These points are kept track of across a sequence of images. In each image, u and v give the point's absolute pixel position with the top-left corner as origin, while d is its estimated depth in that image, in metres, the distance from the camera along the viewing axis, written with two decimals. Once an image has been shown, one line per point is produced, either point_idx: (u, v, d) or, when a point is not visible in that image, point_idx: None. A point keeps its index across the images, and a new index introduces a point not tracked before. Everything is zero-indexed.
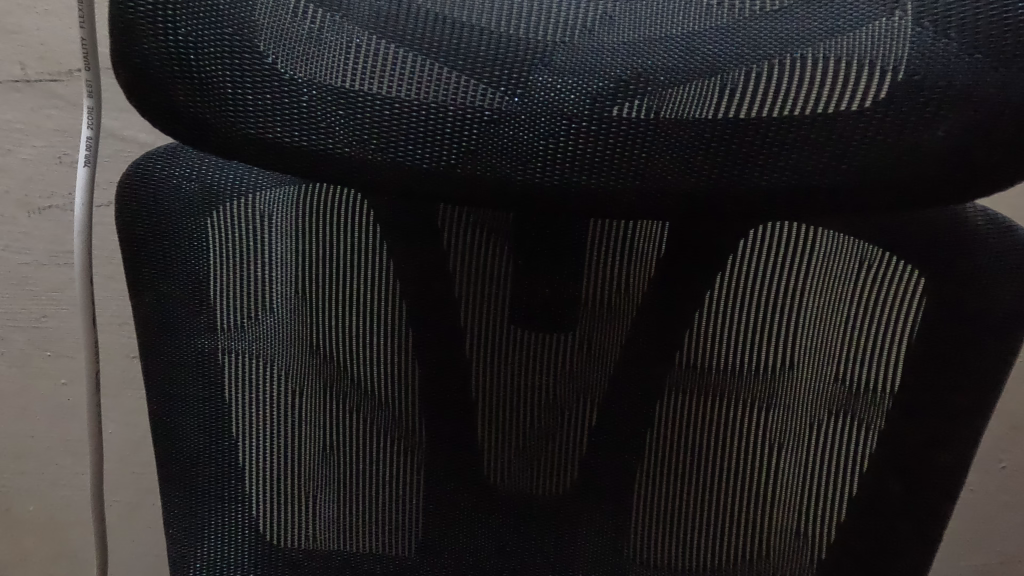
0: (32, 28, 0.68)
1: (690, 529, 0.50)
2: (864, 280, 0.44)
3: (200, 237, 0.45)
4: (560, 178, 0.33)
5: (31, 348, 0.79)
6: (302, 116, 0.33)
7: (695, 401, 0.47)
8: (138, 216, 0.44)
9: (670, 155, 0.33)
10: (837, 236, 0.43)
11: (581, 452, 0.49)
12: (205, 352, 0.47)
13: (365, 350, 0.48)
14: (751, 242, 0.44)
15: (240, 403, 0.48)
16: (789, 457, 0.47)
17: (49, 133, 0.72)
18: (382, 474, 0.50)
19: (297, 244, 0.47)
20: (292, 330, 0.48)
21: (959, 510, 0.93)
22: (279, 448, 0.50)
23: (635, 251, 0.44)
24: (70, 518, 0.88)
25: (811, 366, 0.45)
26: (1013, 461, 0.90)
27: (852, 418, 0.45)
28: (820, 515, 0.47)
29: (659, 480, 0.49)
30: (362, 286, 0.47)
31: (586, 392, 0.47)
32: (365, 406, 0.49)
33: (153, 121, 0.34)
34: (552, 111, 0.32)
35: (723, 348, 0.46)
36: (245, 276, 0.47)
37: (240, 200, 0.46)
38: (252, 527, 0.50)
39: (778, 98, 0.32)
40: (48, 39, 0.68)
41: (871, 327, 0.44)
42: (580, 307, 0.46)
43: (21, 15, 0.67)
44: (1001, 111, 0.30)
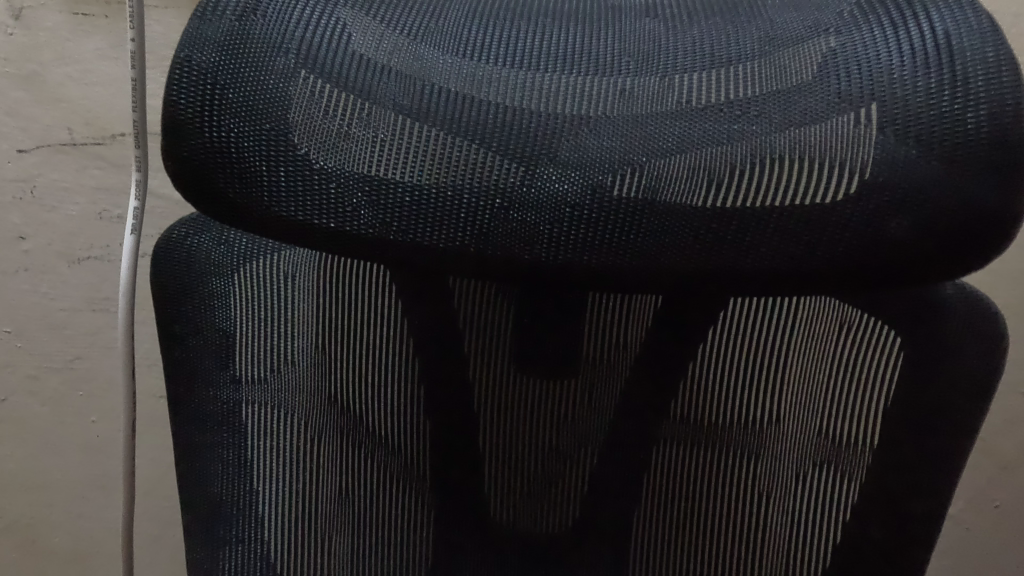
0: (79, 98, 0.70)
1: (684, 573, 0.52)
2: (843, 340, 0.46)
3: (227, 297, 0.49)
4: (564, 256, 0.37)
5: (66, 388, 0.81)
6: (332, 200, 0.37)
7: (689, 449, 0.50)
8: (173, 277, 0.48)
9: (662, 236, 0.36)
10: (818, 301, 0.46)
11: (582, 495, 0.52)
12: (228, 404, 0.50)
13: (379, 400, 0.51)
14: (741, 304, 0.47)
15: (259, 451, 0.51)
16: (782, 509, 0.49)
17: (91, 190, 0.74)
18: (393, 516, 0.53)
19: (316, 301, 0.50)
20: (311, 379, 0.52)
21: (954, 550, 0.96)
22: (294, 494, 0.52)
23: (632, 313, 0.48)
24: (95, 548, 0.90)
25: (799, 420, 0.48)
26: (1007, 501, 0.92)
27: (836, 470, 0.47)
28: (809, 561, 0.49)
29: (652, 524, 0.52)
30: (376, 341, 0.51)
31: (586, 440, 0.51)
32: (378, 452, 0.52)
33: (196, 205, 0.38)
34: (556, 200, 0.36)
35: (715, 401, 0.49)
36: (268, 331, 0.50)
37: (263, 262, 0.50)
38: (272, 572, 0.52)
39: (760, 188, 0.35)
40: (95, 107, 0.70)
41: (858, 386, 0.46)
42: (581, 363, 0.49)
43: (69, 84, 0.70)
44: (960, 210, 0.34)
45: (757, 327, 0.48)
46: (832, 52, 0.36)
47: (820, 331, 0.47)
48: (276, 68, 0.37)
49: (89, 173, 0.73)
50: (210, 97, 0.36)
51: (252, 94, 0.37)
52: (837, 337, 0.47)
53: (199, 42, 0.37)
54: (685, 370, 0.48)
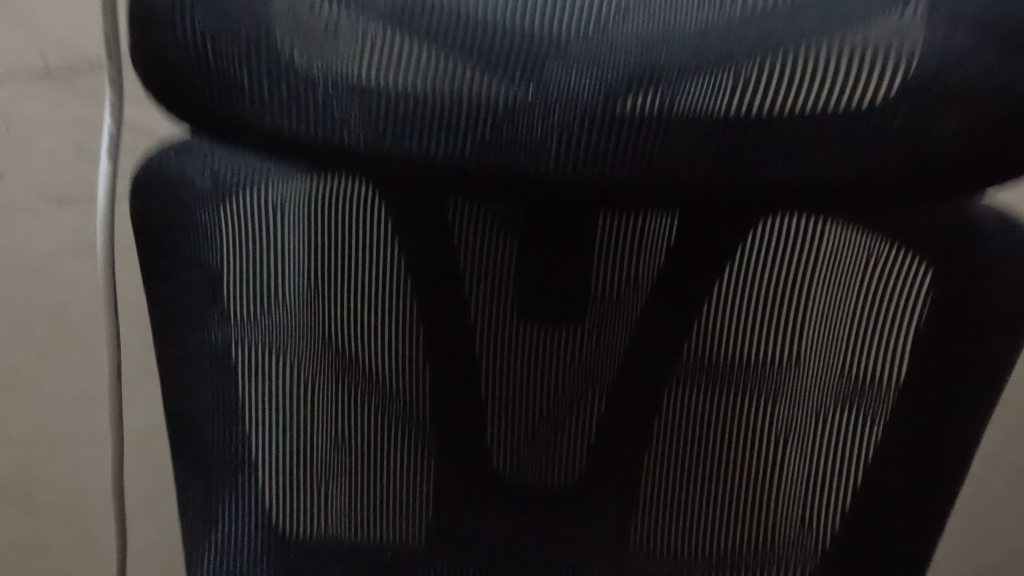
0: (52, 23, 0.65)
1: (693, 520, 0.50)
2: (872, 273, 0.43)
3: (209, 230, 0.45)
4: (572, 169, 0.34)
5: (52, 337, 0.77)
6: (320, 108, 0.34)
7: (702, 390, 0.47)
8: (150, 208, 0.43)
9: (681, 147, 0.33)
10: (844, 232, 0.43)
11: (588, 441, 0.50)
12: (214, 345, 0.47)
13: (377, 341, 0.49)
14: (759, 234, 0.44)
15: (249, 394, 0.48)
16: (795, 451, 0.47)
17: (70, 124, 0.69)
18: (392, 462, 0.51)
19: (310, 237, 0.48)
20: (304, 320, 0.49)
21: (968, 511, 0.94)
22: (289, 439, 0.50)
23: (643, 244, 0.45)
24: (84, 507, 0.86)
25: (818, 360, 0.45)
26: (1016, 455, 0.90)
27: (858, 413, 0.44)
28: (824, 509, 0.47)
29: (662, 471, 0.49)
30: (373, 279, 0.49)
31: (592, 382, 0.49)
32: (375, 394, 0.50)
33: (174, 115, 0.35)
34: (567, 106, 0.33)
35: (728, 339, 0.46)
36: (256, 268, 0.47)
37: (249, 193, 0.46)
38: (264, 520, 0.51)
39: (787, 94, 0.32)
40: (70, 34, 0.66)
41: (882, 322, 0.43)
42: (589, 299, 0.47)
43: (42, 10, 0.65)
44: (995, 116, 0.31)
45: (773, 260, 0.45)
46: None
47: (846, 265, 0.44)
48: None
49: (68, 107, 0.69)
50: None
51: None
52: (865, 270, 0.43)
53: None
54: (699, 305, 0.46)
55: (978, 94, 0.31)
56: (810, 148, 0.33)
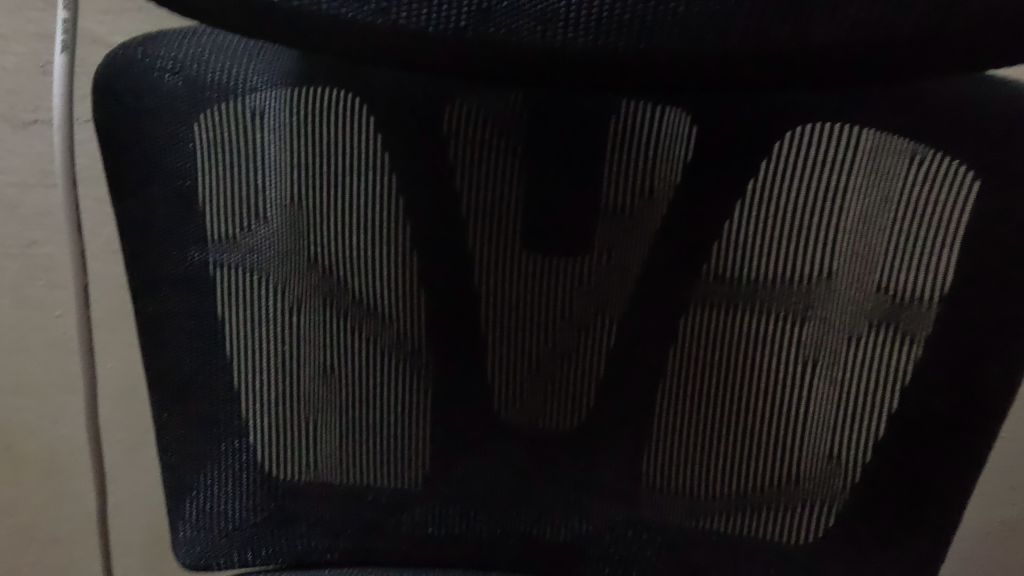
0: None
1: (712, 460, 0.47)
2: (914, 182, 0.39)
3: (186, 141, 0.42)
4: (586, 40, 0.29)
5: (23, 277, 0.73)
6: None
7: (724, 318, 0.43)
8: (117, 114, 0.41)
9: (714, 13, 0.28)
10: (882, 135, 0.39)
11: (597, 375, 0.46)
12: (195, 265, 0.44)
13: (367, 264, 0.45)
14: (790, 141, 0.40)
15: (233, 320, 0.45)
16: (826, 380, 0.43)
17: (31, 38, 0.64)
18: (386, 397, 0.48)
19: (292, 147, 0.43)
20: (287, 241, 0.45)
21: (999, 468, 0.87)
22: (274, 370, 0.47)
23: (657, 150, 0.41)
24: (63, 459, 0.82)
25: (854, 279, 0.41)
26: None
27: (896, 331, 0.41)
28: (854, 440, 0.43)
29: (680, 402, 0.45)
30: (362, 195, 0.44)
31: (604, 307, 0.45)
32: (365, 324, 0.46)
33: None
34: None
35: (754, 258, 0.42)
36: (237, 183, 0.44)
37: (228, 100, 0.42)
38: (249, 457, 0.48)
39: None
40: None
41: (923, 231, 0.39)
42: (599, 216, 0.43)
43: None
44: None
45: (807, 168, 0.40)
46: None
47: (886, 171, 0.39)
48: None
49: (26, 16, 0.63)
50: None
51: None
52: (907, 178, 0.39)
53: None
54: (721, 224, 0.42)
55: None
56: (864, 4, 0.28)
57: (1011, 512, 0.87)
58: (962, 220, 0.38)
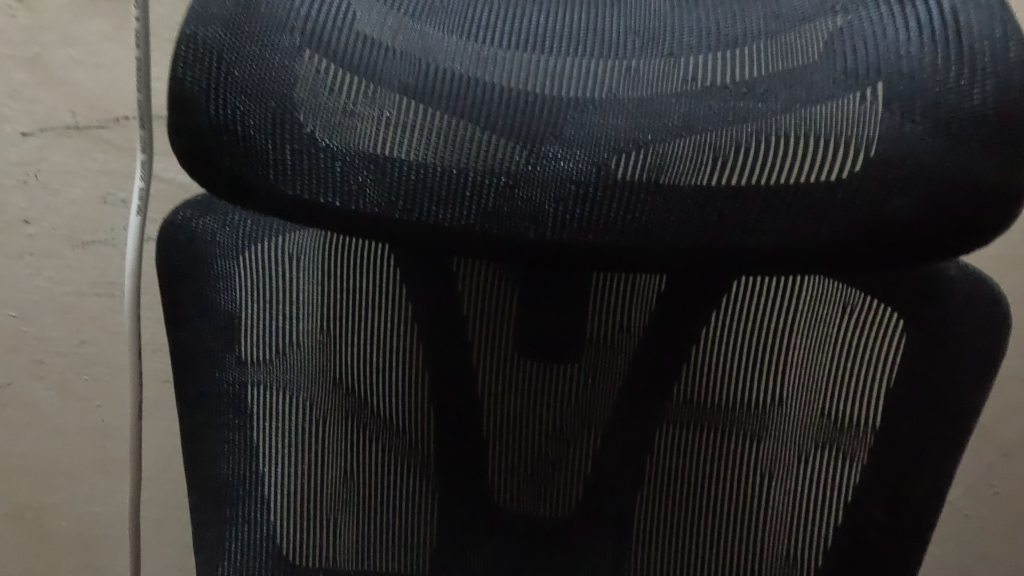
0: (84, 82, 0.69)
1: (687, 554, 0.53)
2: (848, 323, 0.46)
3: (231, 279, 0.49)
4: (568, 235, 0.37)
5: (69, 371, 0.80)
6: (338, 179, 0.38)
7: (692, 433, 0.50)
8: (175, 262, 0.49)
9: (666, 215, 0.37)
10: (821, 283, 0.46)
11: (585, 478, 0.52)
12: (232, 385, 0.50)
13: (385, 383, 0.52)
14: (743, 287, 0.47)
15: (266, 432, 0.52)
16: (782, 489, 0.50)
17: (96, 175, 0.72)
18: (399, 496, 0.54)
19: (320, 284, 0.51)
20: (316, 362, 0.52)
21: (973, 547, 0.94)
22: (300, 475, 0.53)
23: (633, 295, 0.48)
24: (96, 535, 0.88)
25: (801, 403, 0.48)
26: (1007, 487, 0.90)
27: (837, 451, 0.47)
28: (808, 539, 0.50)
29: (658, 503, 0.52)
30: (381, 323, 0.51)
31: (590, 421, 0.51)
32: (382, 433, 0.53)
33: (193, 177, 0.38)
34: (562, 178, 0.36)
35: (717, 384, 0.49)
36: (274, 314, 0.51)
37: (269, 245, 0.50)
38: (275, 554, 0.52)
39: (765, 170, 0.36)
40: (99, 91, 0.69)
41: (859, 370, 0.46)
42: (586, 344, 0.50)
43: (74, 70, 0.68)
44: (954, 191, 0.34)
45: (759, 311, 0.48)
46: (839, 30, 0.37)
47: (825, 314, 0.47)
48: (281, 46, 0.37)
49: (95, 157, 0.71)
50: (217, 77, 0.37)
51: (259, 74, 0.37)
52: (842, 320, 0.46)
53: (202, 18, 0.37)
54: (688, 353, 0.49)
55: (931, 173, 0.34)
56: (795, 221, 0.36)
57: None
58: (893, 368, 0.45)
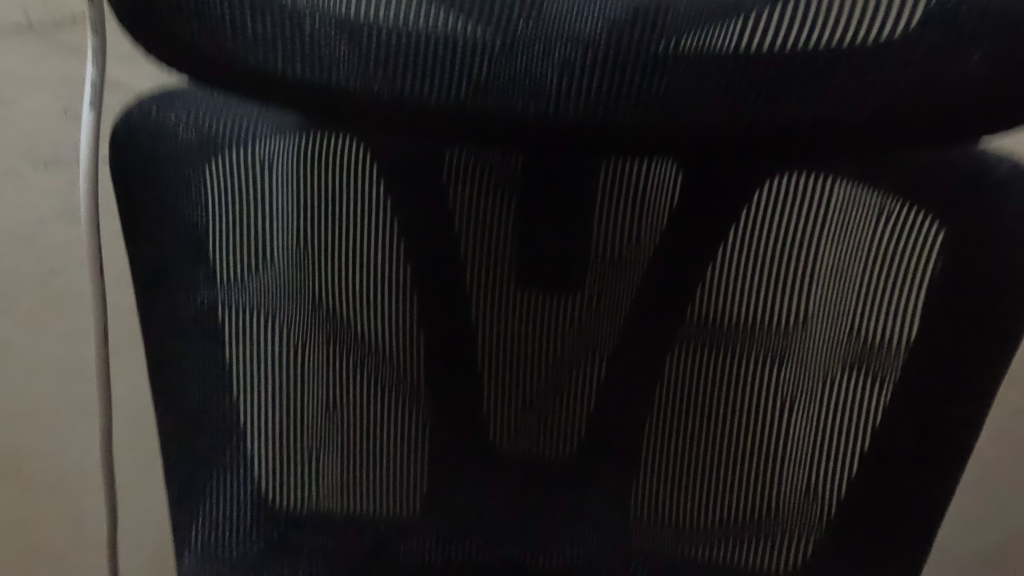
0: None
1: (698, 489, 0.49)
2: (881, 231, 0.42)
3: (197, 188, 0.44)
4: (573, 111, 0.32)
5: (38, 306, 0.75)
6: (307, 46, 0.33)
7: (707, 356, 0.46)
8: (132, 164, 0.42)
9: (687, 86, 0.32)
10: (853, 186, 0.42)
11: (589, 410, 0.48)
12: (204, 306, 0.46)
13: (370, 304, 0.47)
14: (766, 192, 0.43)
15: (239, 357, 0.47)
16: (803, 418, 0.46)
17: (54, 83, 0.66)
18: (387, 429, 0.50)
19: (297, 194, 0.46)
20: (294, 282, 0.47)
21: (992, 493, 0.91)
22: (279, 405, 0.49)
23: (645, 198, 0.43)
24: (74, 481, 0.85)
25: (828, 322, 0.44)
26: None
27: (865, 371, 0.43)
28: (832, 473, 0.45)
29: (669, 435, 0.48)
30: (365, 238, 0.46)
31: (595, 346, 0.47)
32: (368, 360, 0.48)
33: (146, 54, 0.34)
34: (568, 41, 0.31)
35: (737, 301, 0.44)
36: (244, 228, 0.46)
37: (238, 149, 0.44)
38: (254, 487, 0.49)
39: (805, 30, 0.30)
40: None
41: (899, 286, 0.42)
42: (591, 260, 0.45)
43: None
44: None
45: (783, 221, 0.43)
46: None
47: (856, 222, 0.42)
48: None
49: (51, 64, 0.66)
50: None
51: None
52: (875, 228, 0.42)
53: None
54: (704, 269, 0.44)
55: (1003, 23, 0.29)
56: (837, 91, 0.31)
57: (1006, 529, 0.92)
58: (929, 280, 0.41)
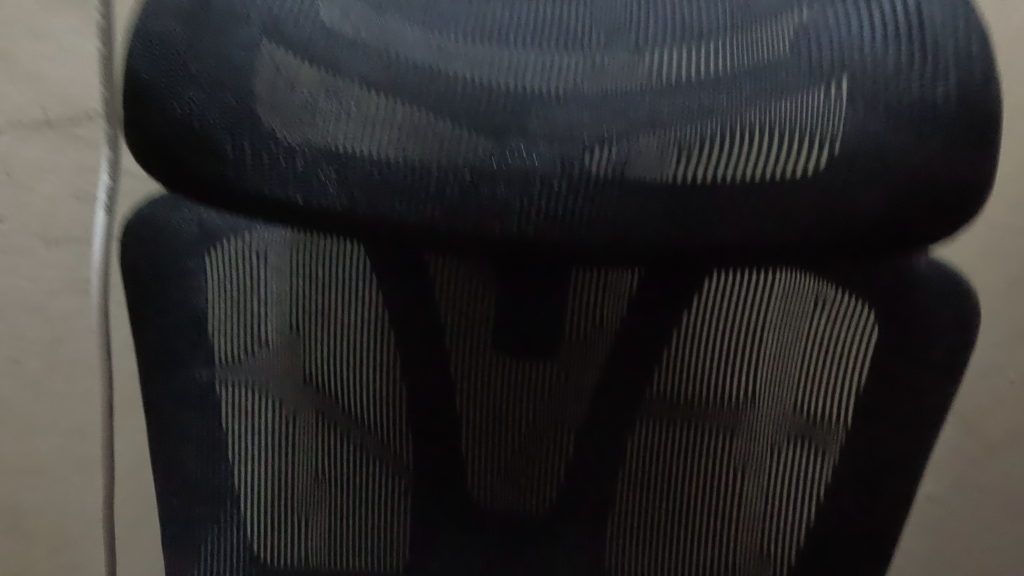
0: (53, 78, 0.70)
1: (665, 551, 0.53)
2: (818, 315, 0.46)
3: (199, 279, 0.48)
4: (534, 230, 0.36)
5: (47, 370, 0.79)
6: (299, 175, 0.37)
7: (667, 426, 0.50)
8: (142, 258, 0.46)
9: (634, 210, 0.36)
10: (794, 277, 0.46)
11: (560, 478, 0.52)
12: (203, 386, 0.49)
13: (357, 380, 0.51)
14: (715, 281, 0.47)
15: (236, 431, 0.51)
16: (756, 484, 0.50)
17: (69, 171, 0.73)
18: (374, 495, 0.53)
19: (289, 282, 0.50)
20: (286, 361, 0.51)
21: (961, 538, 0.95)
22: (273, 474, 0.52)
23: (607, 291, 0.47)
24: (75, 535, 0.87)
25: (772, 397, 0.48)
26: (991, 482, 0.91)
27: (810, 443, 0.47)
28: (785, 535, 0.49)
29: (634, 500, 0.52)
30: (352, 320, 0.51)
31: (566, 419, 0.51)
32: (354, 431, 0.52)
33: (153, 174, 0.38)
34: (527, 173, 0.36)
35: (691, 377, 0.49)
36: (242, 312, 0.50)
37: (238, 245, 0.49)
38: (248, 551, 0.52)
39: (731, 166, 0.36)
40: (67, 86, 0.70)
41: (834, 366, 0.46)
42: (563, 342, 0.49)
43: (42, 65, 0.69)
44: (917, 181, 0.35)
45: (730, 308, 0.48)
46: (804, 27, 0.37)
47: (796, 307, 0.47)
48: (240, 40, 0.37)
49: (66, 154, 0.72)
50: (172, 74, 0.36)
51: (217, 69, 0.36)
52: (812, 313, 0.46)
53: (158, 13, 0.37)
54: (662, 349, 0.49)
55: (894, 165, 0.34)
56: (766, 218, 0.36)
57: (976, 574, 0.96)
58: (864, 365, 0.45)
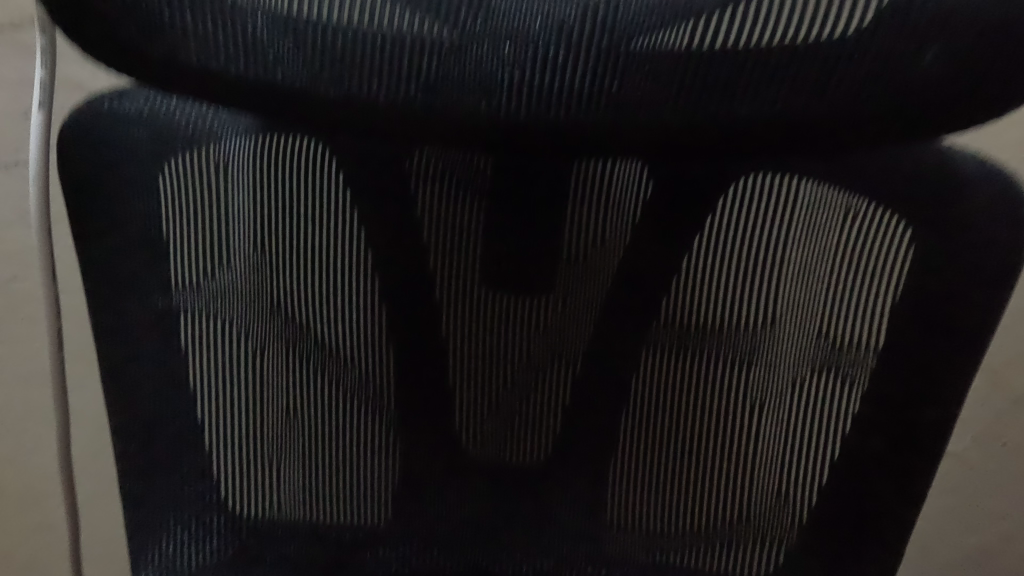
0: None
1: (670, 494, 0.48)
2: (847, 229, 0.41)
3: (150, 189, 0.43)
4: (529, 109, 0.28)
5: None
6: (248, 44, 0.29)
7: (676, 357, 0.45)
8: (85, 163, 0.41)
9: (658, 82, 0.28)
10: (819, 185, 0.41)
11: (559, 419, 0.47)
12: (160, 309, 0.45)
13: (333, 309, 0.46)
14: (733, 192, 0.42)
15: (200, 361, 0.46)
16: (772, 419, 0.45)
17: None
18: (352, 438, 0.49)
19: (256, 197, 0.44)
20: (253, 287, 0.46)
21: (979, 492, 0.91)
22: (242, 411, 0.48)
23: (612, 200, 0.42)
24: None
25: (796, 323, 0.43)
26: (1014, 438, 0.87)
27: (836, 372, 0.43)
28: (803, 475, 0.45)
29: (639, 441, 0.47)
30: (326, 241, 0.45)
31: (565, 351, 0.46)
32: (329, 366, 0.47)
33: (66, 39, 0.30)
34: (521, 35, 0.28)
35: (704, 303, 0.44)
36: (202, 230, 0.45)
37: (193, 151, 0.43)
38: (215, 490, 0.48)
39: (777, 22, 0.28)
40: None
41: (866, 286, 0.41)
42: (560, 264, 0.44)
43: None
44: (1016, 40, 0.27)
45: (750, 223, 0.42)
46: None
47: (822, 221, 0.42)
48: None
49: None
50: None
51: None
52: (841, 227, 0.41)
53: None
54: (672, 272, 0.44)
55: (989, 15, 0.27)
56: (827, 93, 0.28)
57: (990, 531, 0.93)
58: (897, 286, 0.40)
